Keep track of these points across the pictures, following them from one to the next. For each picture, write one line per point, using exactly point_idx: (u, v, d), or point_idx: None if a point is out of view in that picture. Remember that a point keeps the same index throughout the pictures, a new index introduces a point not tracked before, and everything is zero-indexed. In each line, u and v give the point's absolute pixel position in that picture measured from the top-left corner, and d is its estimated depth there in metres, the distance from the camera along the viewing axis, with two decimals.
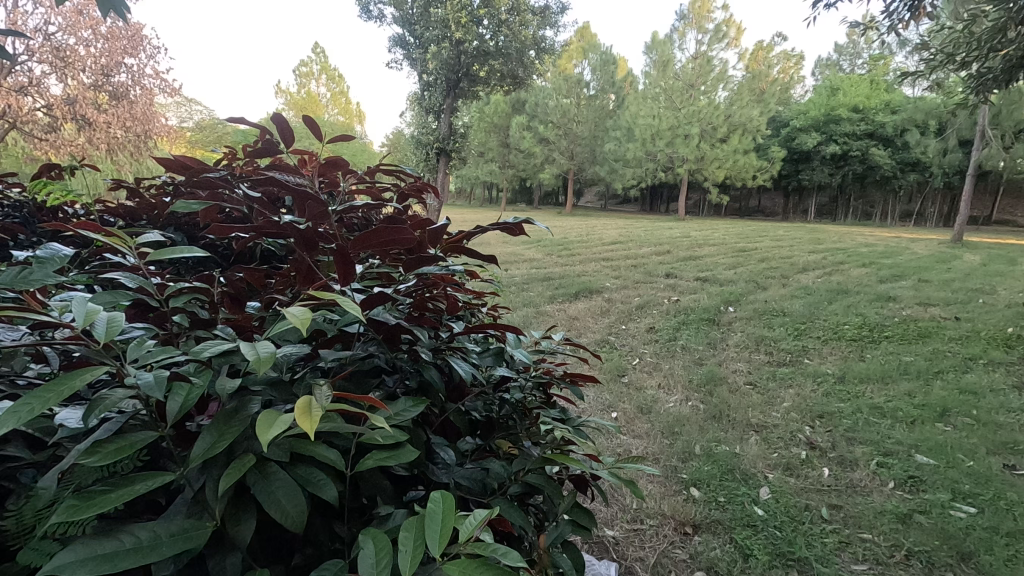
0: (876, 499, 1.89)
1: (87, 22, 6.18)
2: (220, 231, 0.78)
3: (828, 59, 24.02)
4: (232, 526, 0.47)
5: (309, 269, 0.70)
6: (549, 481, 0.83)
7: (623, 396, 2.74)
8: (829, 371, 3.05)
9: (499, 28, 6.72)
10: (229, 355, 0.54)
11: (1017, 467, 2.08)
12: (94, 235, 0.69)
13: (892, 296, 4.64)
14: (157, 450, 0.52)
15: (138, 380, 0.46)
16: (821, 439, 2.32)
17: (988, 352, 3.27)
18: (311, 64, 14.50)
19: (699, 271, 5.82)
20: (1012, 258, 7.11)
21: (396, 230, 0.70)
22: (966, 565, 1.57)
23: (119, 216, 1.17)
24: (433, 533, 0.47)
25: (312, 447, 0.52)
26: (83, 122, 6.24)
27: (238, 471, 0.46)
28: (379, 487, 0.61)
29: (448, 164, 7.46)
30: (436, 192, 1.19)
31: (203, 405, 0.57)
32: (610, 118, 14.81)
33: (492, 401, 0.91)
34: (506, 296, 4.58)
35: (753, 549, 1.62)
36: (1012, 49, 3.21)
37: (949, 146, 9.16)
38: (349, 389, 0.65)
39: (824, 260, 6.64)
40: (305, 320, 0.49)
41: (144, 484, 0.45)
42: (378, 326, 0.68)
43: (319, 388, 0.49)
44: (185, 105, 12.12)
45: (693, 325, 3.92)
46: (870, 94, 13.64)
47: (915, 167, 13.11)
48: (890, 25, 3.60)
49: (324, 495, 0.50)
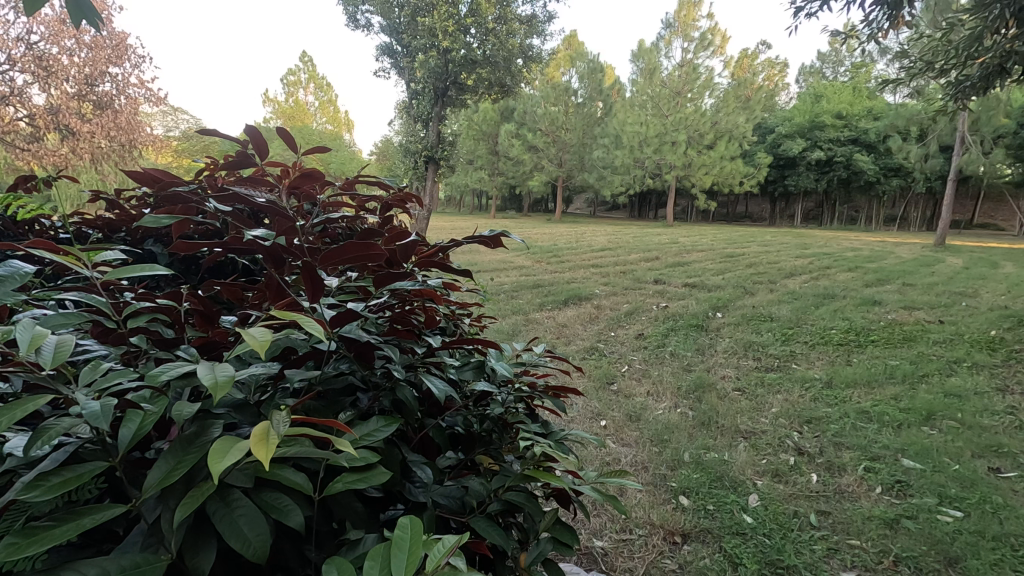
0: (864, 504, 1.89)
1: (70, 31, 6.12)
2: (188, 245, 0.76)
3: (812, 67, 24.47)
4: (191, 558, 0.45)
5: (278, 286, 0.69)
6: (529, 497, 0.81)
7: (612, 404, 2.74)
8: (817, 376, 3.05)
9: (485, 37, 6.81)
10: (187, 378, 0.52)
11: (1002, 469, 2.11)
12: (52, 253, 0.67)
13: (877, 300, 4.69)
14: (112, 479, 0.49)
15: (82, 407, 0.45)
16: (809, 444, 2.32)
17: (973, 354, 3.31)
18: (299, 73, 14.45)
19: (687, 277, 5.85)
20: (994, 261, 7.22)
21: (366, 247, 0.68)
22: (953, 569, 1.57)
23: (96, 227, 1.12)
24: (401, 562, 0.44)
25: (276, 471, 0.49)
26: (67, 131, 6.15)
27: (197, 499, 0.44)
28: (351, 509, 0.59)
29: (437, 172, 7.47)
30: (419, 203, 1.16)
31: (164, 429, 0.54)
32: (598, 125, 14.93)
33: (473, 415, 0.90)
34: (495, 304, 4.57)
35: (742, 558, 1.60)
36: (988, 57, 3.26)
37: (930, 151, 9.30)
38: (317, 409, 0.63)
39: (812, 265, 6.71)
40: (265, 341, 0.48)
41: (93, 517, 0.43)
42: (349, 343, 0.67)
43: (279, 413, 0.47)
44: (172, 114, 12.03)
45: (681, 332, 3.92)
46: (853, 101, 13.84)
47: (898, 173, 13.32)
48: (870, 34, 3.66)
49: (291, 520, 0.48)
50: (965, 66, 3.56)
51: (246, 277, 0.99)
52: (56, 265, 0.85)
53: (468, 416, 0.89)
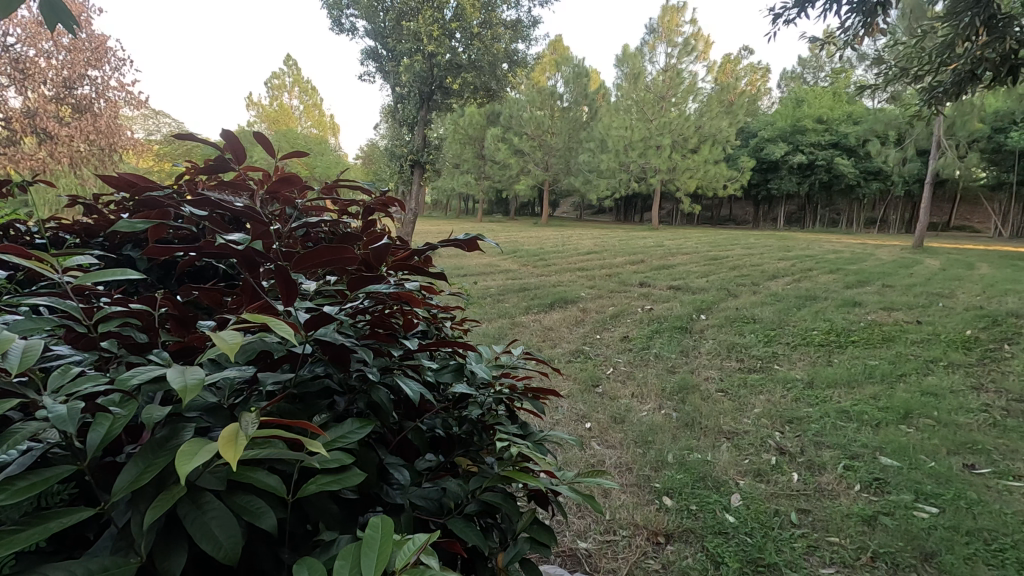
0: (844, 501, 1.92)
1: (48, 33, 6.04)
2: (162, 250, 0.75)
3: (792, 72, 24.92)
4: (160, 561, 0.45)
5: (252, 290, 0.69)
6: (506, 498, 0.81)
7: (597, 406, 2.75)
8: (799, 377, 3.10)
9: (471, 42, 6.83)
10: (159, 383, 0.53)
11: (976, 466, 2.15)
12: (20, 258, 0.65)
13: (857, 301, 4.77)
14: (83, 484, 0.49)
15: (49, 410, 0.45)
16: (790, 444, 2.36)
17: (950, 354, 3.39)
18: (284, 76, 14.39)
19: (672, 279, 5.91)
20: (969, 262, 7.42)
21: (340, 250, 0.69)
22: (928, 564, 1.61)
23: (74, 232, 1.10)
24: (370, 560, 0.45)
25: (250, 474, 0.50)
26: (44, 135, 6.02)
27: (165, 503, 0.44)
28: (325, 511, 0.59)
29: (423, 176, 7.45)
30: (401, 206, 1.15)
31: (134, 434, 0.54)
32: (583, 129, 15.06)
33: (451, 418, 0.90)
34: (481, 308, 4.59)
35: (724, 557, 1.63)
36: (958, 64, 3.30)
37: (908, 155, 9.48)
38: (290, 411, 0.63)
39: (794, 267, 6.80)
40: (234, 345, 0.48)
41: (59, 521, 0.43)
42: (325, 347, 0.67)
43: (247, 416, 0.48)
44: (152, 116, 11.83)
45: (666, 333, 3.97)
46: (833, 106, 14.10)
47: (877, 176, 13.57)
48: (845, 41, 3.71)
49: (262, 523, 0.48)
50: (938, 73, 3.61)
51: (226, 282, 0.98)
52: (28, 269, 0.84)
53: (448, 418, 0.90)
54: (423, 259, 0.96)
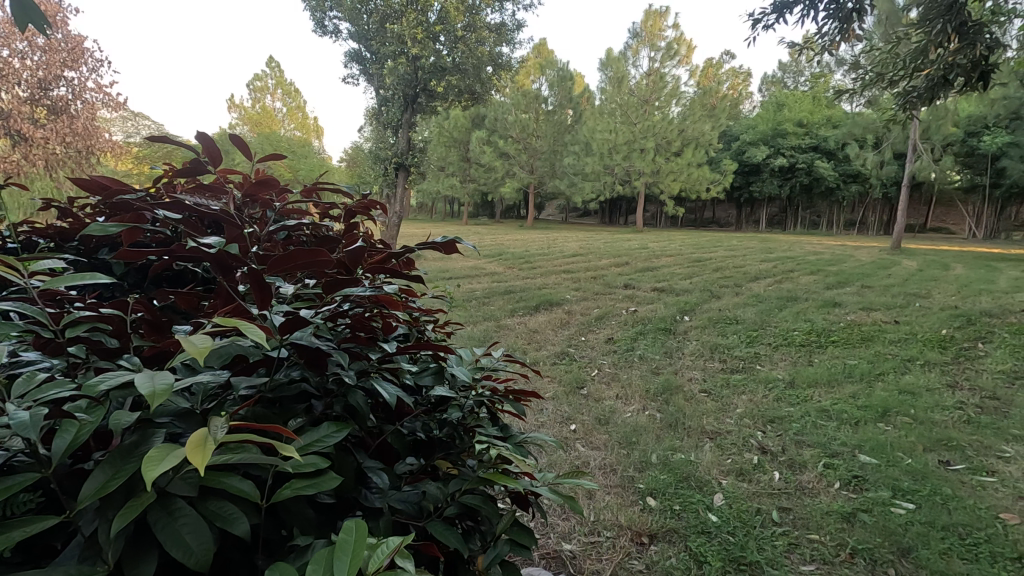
0: (823, 499, 1.95)
1: (22, 33, 5.91)
2: (136, 254, 0.74)
3: (773, 76, 25.44)
4: (129, 568, 0.44)
5: (227, 293, 0.69)
6: (487, 500, 0.80)
7: (582, 408, 2.76)
8: (780, 376, 3.14)
9: (455, 45, 6.86)
10: (128, 387, 0.52)
11: (951, 462, 2.20)
12: None
13: (836, 301, 4.86)
14: (49, 492, 0.48)
15: (11, 417, 0.45)
16: (772, 443, 2.39)
17: (926, 352, 3.46)
18: (266, 78, 14.25)
19: (656, 281, 5.95)
20: (945, 263, 7.58)
21: (314, 253, 0.68)
22: (905, 560, 1.63)
23: (48, 237, 1.08)
24: (343, 563, 0.45)
25: (220, 479, 0.49)
26: (19, 137, 5.83)
27: (133, 511, 0.43)
28: (301, 516, 0.58)
29: (408, 179, 7.46)
30: (383, 209, 1.14)
31: (103, 440, 0.53)
32: (568, 132, 15.15)
33: (432, 420, 0.90)
34: (465, 310, 4.58)
35: (707, 556, 1.64)
36: (932, 68, 3.38)
37: (885, 158, 9.64)
38: (265, 414, 0.62)
39: (775, 268, 6.91)
40: (203, 349, 0.47)
41: (23, 529, 0.42)
42: (299, 350, 0.67)
43: (216, 421, 0.47)
44: (131, 119, 11.65)
45: (650, 335, 4.00)
46: (813, 110, 14.34)
47: (856, 179, 13.84)
48: (823, 46, 3.77)
49: (235, 528, 0.48)
50: (911, 78, 3.69)
51: (204, 286, 0.97)
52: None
53: (428, 422, 0.90)
54: (404, 261, 0.96)
